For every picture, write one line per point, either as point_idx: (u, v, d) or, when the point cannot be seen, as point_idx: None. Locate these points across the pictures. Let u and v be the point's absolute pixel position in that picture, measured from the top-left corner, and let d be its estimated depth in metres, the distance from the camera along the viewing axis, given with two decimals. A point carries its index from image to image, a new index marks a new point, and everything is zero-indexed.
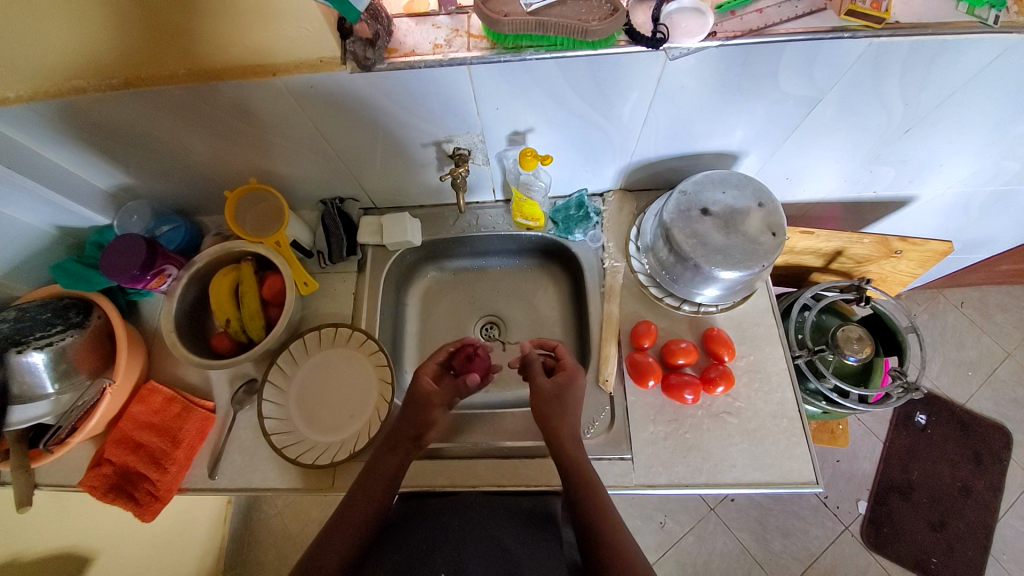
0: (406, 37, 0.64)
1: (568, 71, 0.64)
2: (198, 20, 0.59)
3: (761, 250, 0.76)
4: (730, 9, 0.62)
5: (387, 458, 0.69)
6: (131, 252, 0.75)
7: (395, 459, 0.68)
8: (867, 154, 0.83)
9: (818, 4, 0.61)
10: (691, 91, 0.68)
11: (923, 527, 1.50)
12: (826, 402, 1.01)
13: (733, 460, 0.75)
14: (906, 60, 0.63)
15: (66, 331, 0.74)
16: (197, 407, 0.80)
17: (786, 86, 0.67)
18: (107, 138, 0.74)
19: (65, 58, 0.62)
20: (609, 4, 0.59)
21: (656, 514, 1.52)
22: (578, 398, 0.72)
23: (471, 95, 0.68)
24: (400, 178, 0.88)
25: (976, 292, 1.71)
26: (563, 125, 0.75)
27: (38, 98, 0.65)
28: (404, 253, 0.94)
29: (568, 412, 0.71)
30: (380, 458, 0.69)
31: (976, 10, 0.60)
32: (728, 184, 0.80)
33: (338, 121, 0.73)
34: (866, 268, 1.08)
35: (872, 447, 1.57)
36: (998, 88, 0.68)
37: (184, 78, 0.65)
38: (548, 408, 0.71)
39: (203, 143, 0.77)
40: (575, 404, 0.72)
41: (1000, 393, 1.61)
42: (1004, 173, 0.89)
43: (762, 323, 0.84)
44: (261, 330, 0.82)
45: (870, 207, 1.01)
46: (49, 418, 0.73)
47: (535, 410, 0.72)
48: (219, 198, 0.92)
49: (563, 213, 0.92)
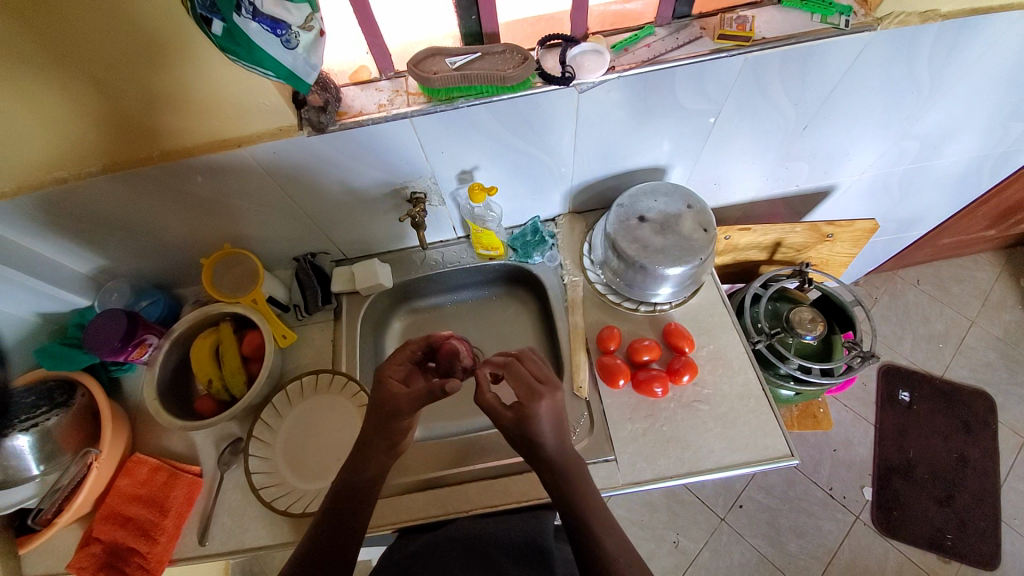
0: (353, 102, 0.73)
1: (499, 113, 0.74)
2: (166, 111, 0.67)
3: (696, 245, 0.84)
4: (623, 47, 0.73)
5: (365, 485, 0.67)
6: (110, 326, 0.79)
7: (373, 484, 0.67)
8: (779, 152, 0.94)
9: (696, 33, 0.73)
10: (609, 117, 0.78)
11: (931, 504, 1.50)
12: (795, 382, 1.07)
13: (711, 446, 0.78)
14: (782, 67, 0.74)
15: (51, 411, 0.76)
16: (184, 472, 0.81)
17: (688, 103, 0.78)
18: (87, 225, 0.80)
19: (45, 155, 0.69)
20: (519, 54, 0.69)
21: (668, 534, 1.48)
22: (545, 423, 0.65)
23: (417, 144, 0.77)
24: (364, 227, 0.95)
25: (929, 269, 1.82)
26: (503, 159, 0.84)
27: (20, 192, 0.72)
28: (377, 296, 0.98)
29: (543, 434, 0.65)
30: (358, 485, 0.67)
31: (829, 18, 0.72)
32: (659, 192, 0.89)
33: (303, 183, 0.81)
34: (808, 255, 1.17)
35: (864, 431, 1.60)
36: (871, 81, 0.80)
37: (158, 159, 0.73)
38: (520, 436, 0.66)
39: (177, 219, 0.83)
40: (544, 428, 0.65)
41: (973, 359, 1.68)
42: (905, 153, 1.01)
43: (715, 314, 0.91)
44: (243, 385, 0.85)
45: (800, 199, 1.11)
46: (32, 501, 0.74)
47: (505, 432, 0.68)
48: (195, 269, 0.97)
49: (520, 239, 0.99)
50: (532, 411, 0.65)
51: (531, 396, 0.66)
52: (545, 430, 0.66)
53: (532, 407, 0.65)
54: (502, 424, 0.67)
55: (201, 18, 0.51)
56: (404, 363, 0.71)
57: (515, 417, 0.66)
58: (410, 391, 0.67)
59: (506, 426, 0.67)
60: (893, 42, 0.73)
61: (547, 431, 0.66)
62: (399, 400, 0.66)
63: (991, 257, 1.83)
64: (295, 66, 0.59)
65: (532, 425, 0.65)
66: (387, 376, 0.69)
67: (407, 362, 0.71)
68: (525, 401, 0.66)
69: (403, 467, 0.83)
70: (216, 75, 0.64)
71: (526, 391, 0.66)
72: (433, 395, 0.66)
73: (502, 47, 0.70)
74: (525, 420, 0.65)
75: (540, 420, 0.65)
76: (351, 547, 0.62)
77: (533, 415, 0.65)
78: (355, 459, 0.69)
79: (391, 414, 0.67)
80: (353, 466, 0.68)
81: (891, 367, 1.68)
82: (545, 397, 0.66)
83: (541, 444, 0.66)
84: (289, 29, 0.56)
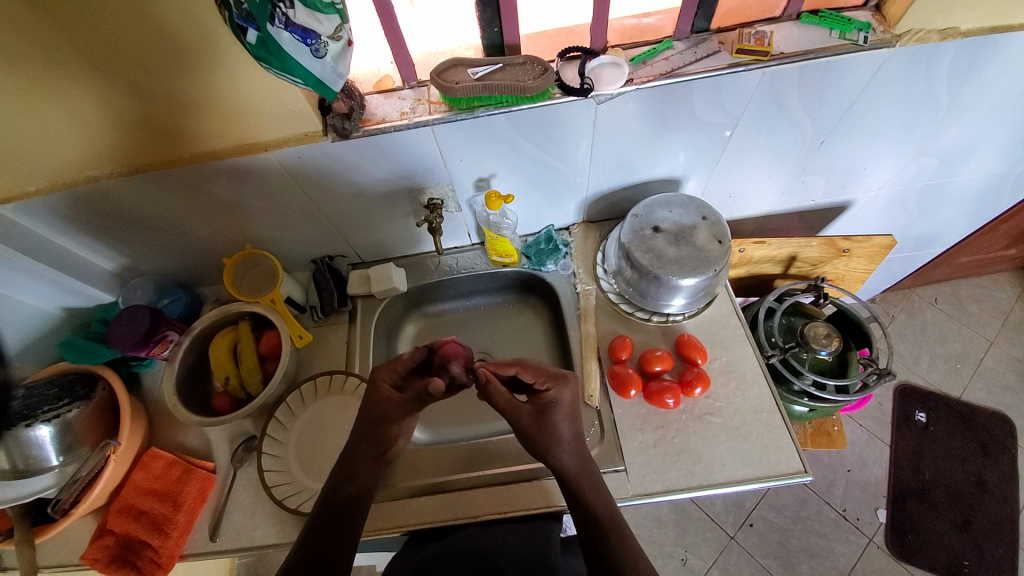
0: (376, 109, 0.75)
1: (517, 122, 0.75)
2: (197, 116, 0.70)
3: (710, 257, 0.85)
4: (642, 60, 0.74)
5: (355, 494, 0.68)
6: (134, 323, 0.81)
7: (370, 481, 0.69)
8: (795, 167, 0.94)
9: (714, 48, 0.74)
10: (626, 129, 0.79)
11: (949, 529, 1.45)
12: (809, 398, 1.06)
13: (723, 460, 0.78)
14: (799, 82, 0.74)
15: (72, 403, 0.78)
16: (198, 468, 0.82)
17: (704, 116, 0.79)
18: (116, 223, 0.83)
19: (81, 157, 0.72)
20: (539, 66, 0.71)
21: (676, 551, 1.46)
22: (565, 411, 0.69)
23: (438, 151, 0.79)
24: (381, 231, 0.96)
25: (947, 288, 1.79)
26: (520, 167, 0.85)
27: (54, 190, 0.75)
28: (391, 300, 1.00)
29: (559, 428, 0.68)
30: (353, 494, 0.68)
31: (848, 34, 0.72)
32: (674, 204, 0.90)
33: (326, 187, 0.83)
34: (823, 270, 1.17)
35: (879, 452, 1.56)
36: (890, 97, 0.80)
37: (188, 160, 0.75)
38: (541, 432, 0.67)
39: (202, 220, 0.86)
40: (565, 417, 0.68)
41: (992, 381, 1.64)
42: (925, 170, 1.00)
43: (728, 326, 0.90)
44: (259, 384, 0.87)
45: (815, 214, 1.11)
46: (51, 491, 0.75)
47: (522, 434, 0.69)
48: (216, 269, 0.99)
49: (534, 248, 1.00)
50: (554, 397, 0.69)
51: (554, 382, 0.71)
52: (560, 425, 0.68)
53: (555, 393, 0.69)
54: (522, 422, 0.68)
55: (238, 27, 0.54)
56: (401, 368, 0.72)
57: (533, 409, 0.69)
58: (400, 397, 0.70)
59: (525, 421, 0.68)
60: (912, 59, 0.73)
61: (565, 424, 0.68)
62: (388, 407, 0.70)
63: (1012, 277, 1.79)
64: (322, 74, 0.61)
65: (551, 414, 0.68)
66: (381, 381, 0.71)
67: (404, 366, 0.73)
68: (547, 388, 0.71)
69: (413, 471, 0.83)
70: (244, 81, 0.66)
71: (548, 378, 0.71)
72: (423, 399, 0.69)
73: (523, 58, 0.72)
74: (546, 408, 0.68)
75: (562, 408, 0.69)
76: (341, 554, 0.64)
77: (553, 402, 0.69)
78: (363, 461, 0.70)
79: (382, 420, 0.70)
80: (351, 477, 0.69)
81: (907, 387, 1.64)
82: (565, 384, 0.71)
83: (560, 440, 0.67)
84: (319, 39, 0.57)
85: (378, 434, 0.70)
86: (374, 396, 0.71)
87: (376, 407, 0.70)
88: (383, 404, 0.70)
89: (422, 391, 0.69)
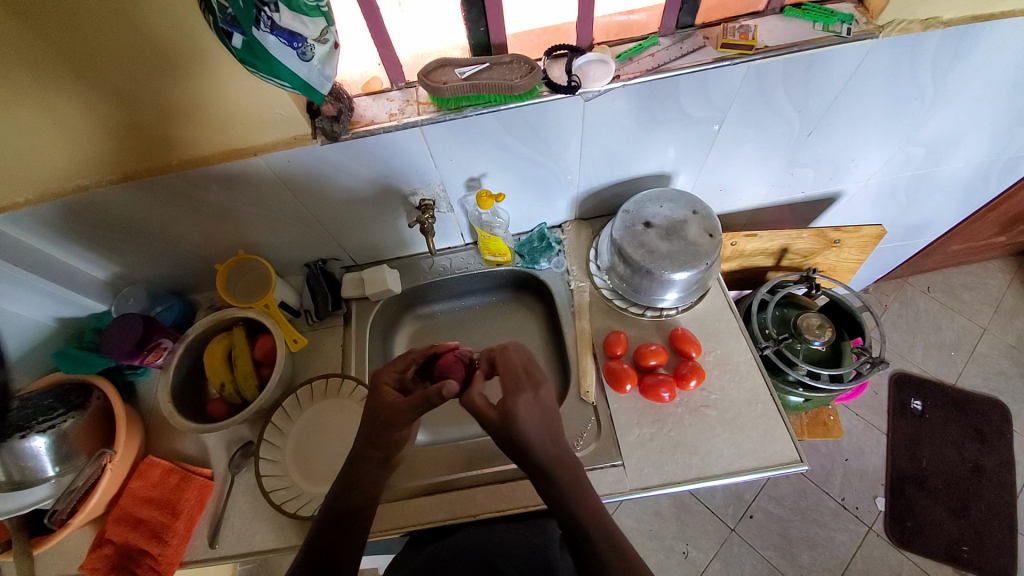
0: (365, 111, 0.76)
1: (506, 121, 0.75)
2: (184, 122, 0.69)
3: (702, 251, 0.85)
4: (628, 57, 0.75)
5: (349, 495, 0.68)
6: (127, 331, 0.81)
7: (366, 482, 0.70)
8: (784, 159, 0.95)
9: (699, 42, 0.75)
10: (615, 125, 0.80)
11: (946, 515, 1.47)
12: (804, 389, 1.07)
13: (720, 451, 0.78)
14: (784, 75, 0.75)
15: (67, 413, 0.78)
16: (195, 475, 0.82)
17: (692, 111, 0.79)
18: (106, 231, 0.82)
19: (68, 165, 0.71)
20: (526, 64, 0.72)
21: (678, 544, 1.46)
22: (526, 417, 0.68)
23: (427, 152, 0.79)
24: (374, 234, 0.96)
25: (939, 276, 1.81)
26: (510, 166, 0.85)
27: (43, 200, 0.74)
28: (386, 302, 1.00)
29: (528, 430, 0.67)
30: (351, 498, 0.68)
31: (830, 27, 0.72)
32: (664, 199, 0.90)
33: (317, 190, 0.83)
34: (815, 261, 1.18)
35: (875, 440, 1.57)
36: (875, 88, 0.80)
37: (177, 167, 0.75)
38: (506, 437, 0.68)
39: (193, 227, 0.86)
40: (526, 424, 0.68)
41: (986, 367, 1.65)
42: (912, 159, 1.01)
43: (721, 319, 0.91)
44: (255, 389, 0.87)
45: (806, 206, 1.12)
46: (47, 502, 0.75)
47: (494, 438, 0.70)
48: (209, 275, 0.99)
49: (527, 246, 1.00)
50: (512, 404, 0.68)
51: (510, 390, 0.70)
52: (524, 430, 0.67)
53: (509, 402, 0.68)
54: (489, 425, 0.69)
55: (222, 32, 0.53)
56: (400, 371, 0.75)
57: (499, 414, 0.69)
58: (404, 399, 0.71)
59: (492, 425, 0.69)
60: (896, 49, 0.74)
61: (530, 429, 0.67)
62: (394, 413, 0.70)
63: (1003, 264, 1.81)
64: (309, 77, 0.61)
65: (513, 419, 0.68)
66: (383, 384, 0.73)
67: (403, 370, 0.76)
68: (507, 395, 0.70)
69: (412, 472, 0.83)
70: (231, 85, 0.66)
71: (510, 385, 0.71)
72: (431, 402, 0.69)
73: (509, 57, 0.72)
74: (505, 416, 0.68)
75: (520, 416, 0.68)
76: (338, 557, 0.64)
77: (512, 409, 0.68)
78: (359, 464, 0.70)
79: (389, 425, 0.70)
80: (345, 481, 0.69)
81: (902, 375, 1.66)
82: (524, 391, 0.70)
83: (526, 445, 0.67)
84: (305, 42, 0.58)
85: (374, 436, 0.71)
86: (379, 401, 0.72)
87: (382, 415, 0.70)
88: (390, 412, 0.70)
89: (433, 393, 0.68)
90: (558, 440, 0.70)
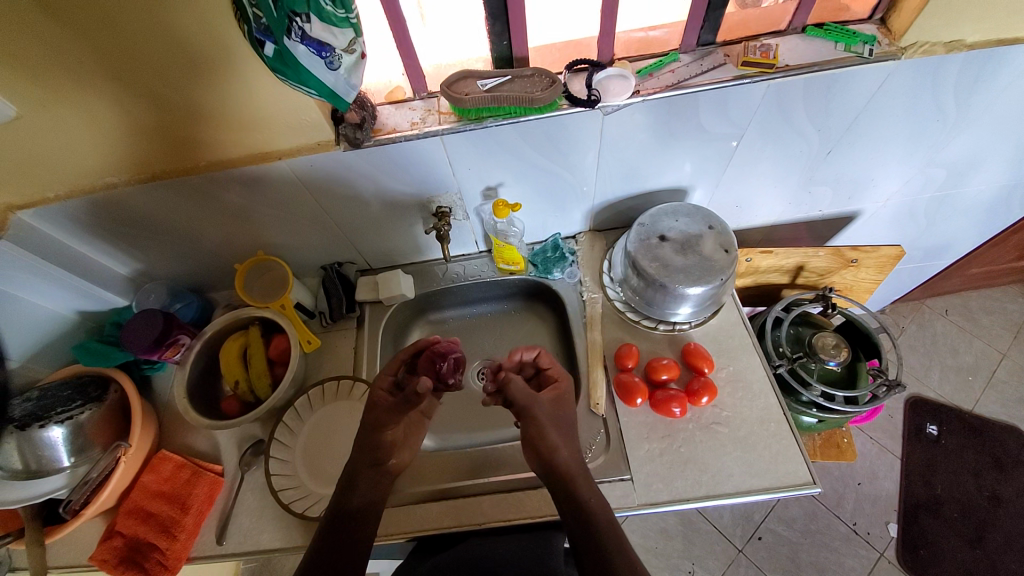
0: (387, 119, 0.77)
1: (526, 133, 0.76)
2: (213, 125, 0.72)
3: (717, 266, 0.85)
4: (649, 72, 0.75)
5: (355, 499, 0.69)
6: (146, 326, 0.82)
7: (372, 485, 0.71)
8: (802, 177, 0.94)
9: (720, 60, 0.75)
10: (632, 140, 0.80)
11: (961, 545, 1.42)
12: (818, 410, 1.05)
13: (730, 470, 0.77)
14: (805, 94, 0.75)
15: (85, 405, 0.79)
16: (206, 471, 0.83)
17: (710, 127, 0.79)
18: (132, 228, 0.85)
19: (99, 164, 0.74)
20: (547, 77, 0.73)
21: (683, 563, 1.44)
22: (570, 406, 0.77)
23: (446, 160, 0.81)
24: (390, 239, 0.98)
25: (958, 299, 1.77)
26: (527, 176, 0.86)
27: (73, 195, 0.77)
28: (399, 306, 1.01)
29: (569, 420, 0.75)
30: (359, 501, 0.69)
31: (853, 47, 0.72)
32: (680, 213, 0.90)
33: (337, 195, 0.85)
34: (831, 280, 1.16)
35: (889, 464, 1.53)
36: (896, 109, 0.80)
37: (203, 168, 0.77)
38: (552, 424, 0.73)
39: (216, 227, 0.88)
40: (569, 413, 0.76)
41: (1005, 394, 1.61)
42: (932, 181, 1.00)
43: (734, 335, 0.90)
44: (268, 388, 0.88)
45: (823, 224, 1.11)
46: (61, 492, 0.76)
47: (529, 426, 0.72)
48: (228, 274, 1.01)
49: (541, 256, 1.01)
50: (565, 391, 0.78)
51: (561, 378, 0.79)
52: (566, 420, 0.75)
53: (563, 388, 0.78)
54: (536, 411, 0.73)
55: (257, 41, 0.56)
56: (392, 374, 0.78)
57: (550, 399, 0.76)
58: (392, 400, 0.75)
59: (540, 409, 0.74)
60: (919, 70, 0.74)
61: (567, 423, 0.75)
62: (381, 412, 0.74)
63: None
64: (336, 85, 0.62)
65: (565, 404, 0.76)
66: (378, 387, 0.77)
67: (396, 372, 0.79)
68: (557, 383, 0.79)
69: (418, 477, 0.83)
70: (259, 90, 0.68)
71: (556, 375, 0.80)
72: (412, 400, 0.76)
73: (531, 70, 0.74)
74: (557, 400, 0.76)
75: (569, 403, 0.77)
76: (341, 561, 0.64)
77: (564, 393, 0.78)
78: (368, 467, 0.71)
79: (374, 428, 0.74)
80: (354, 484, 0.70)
81: (918, 399, 1.62)
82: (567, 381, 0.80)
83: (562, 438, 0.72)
84: (333, 51, 0.59)
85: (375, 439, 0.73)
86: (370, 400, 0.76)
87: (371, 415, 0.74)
88: (379, 411, 0.75)
89: (410, 392, 0.76)
90: (574, 438, 0.74)
